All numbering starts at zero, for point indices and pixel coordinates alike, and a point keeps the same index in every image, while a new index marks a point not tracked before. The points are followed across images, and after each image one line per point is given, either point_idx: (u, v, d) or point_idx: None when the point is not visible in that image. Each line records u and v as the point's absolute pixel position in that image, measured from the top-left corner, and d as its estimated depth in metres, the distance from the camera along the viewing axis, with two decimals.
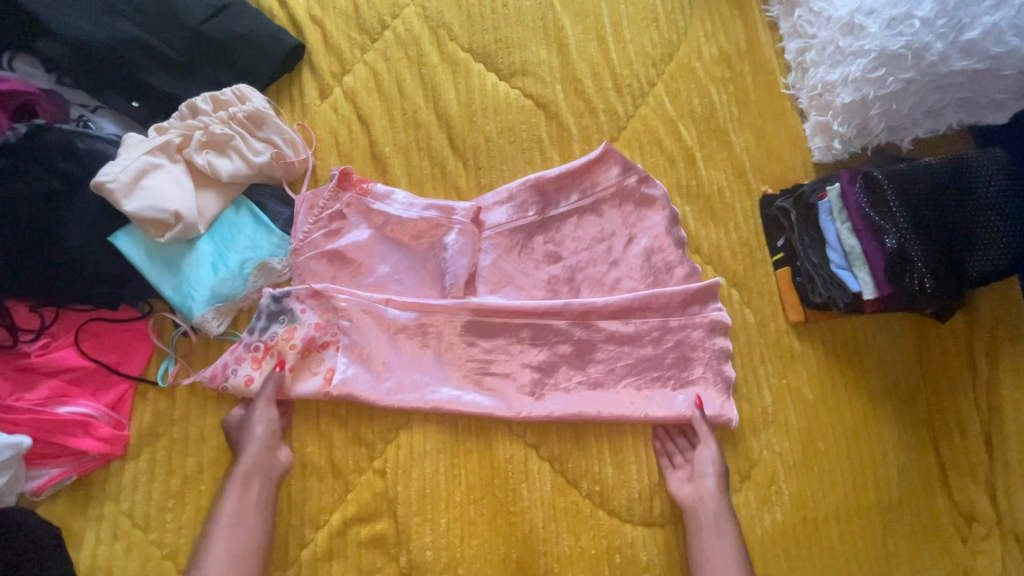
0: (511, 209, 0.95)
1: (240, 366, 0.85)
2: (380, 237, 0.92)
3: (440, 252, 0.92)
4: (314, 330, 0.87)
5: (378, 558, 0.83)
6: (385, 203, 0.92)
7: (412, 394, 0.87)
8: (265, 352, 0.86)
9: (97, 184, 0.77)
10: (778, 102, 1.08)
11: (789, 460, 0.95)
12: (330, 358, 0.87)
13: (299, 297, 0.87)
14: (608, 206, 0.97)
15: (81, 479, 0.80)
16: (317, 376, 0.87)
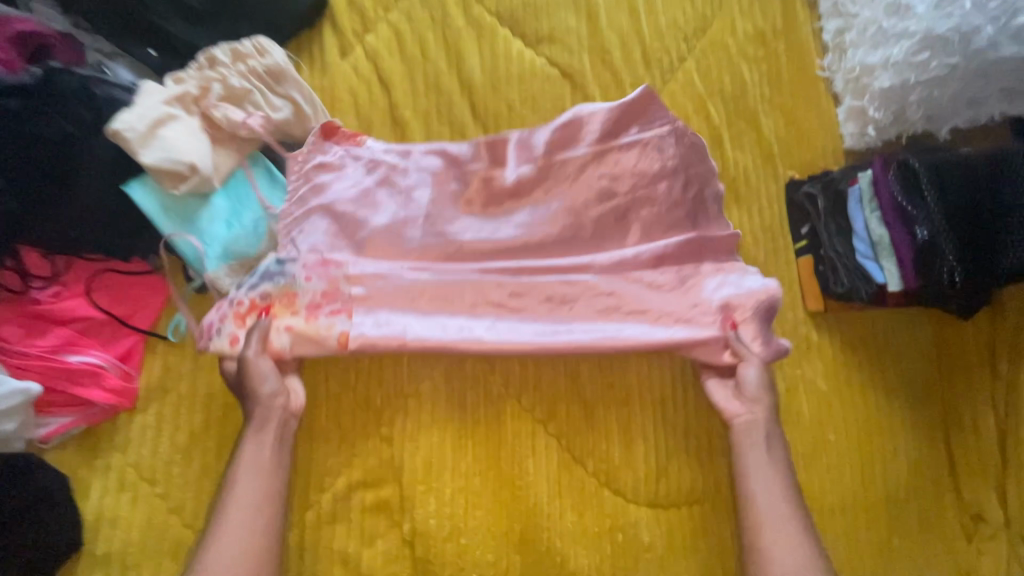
0: (526, 159, 0.88)
1: (224, 324, 0.79)
2: (376, 188, 0.87)
3: (435, 209, 0.87)
4: (318, 297, 0.82)
5: (381, 523, 0.83)
6: (377, 156, 0.88)
7: (395, 325, 0.82)
8: (248, 309, 0.80)
9: (113, 132, 0.76)
10: (813, 84, 1.04)
11: (797, 450, 0.94)
12: (340, 320, 0.82)
13: (305, 262, 0.82)
14: (669, 143, 0.87)
15: (89, 429, 0.80)
16: (329, 339, 0.81)
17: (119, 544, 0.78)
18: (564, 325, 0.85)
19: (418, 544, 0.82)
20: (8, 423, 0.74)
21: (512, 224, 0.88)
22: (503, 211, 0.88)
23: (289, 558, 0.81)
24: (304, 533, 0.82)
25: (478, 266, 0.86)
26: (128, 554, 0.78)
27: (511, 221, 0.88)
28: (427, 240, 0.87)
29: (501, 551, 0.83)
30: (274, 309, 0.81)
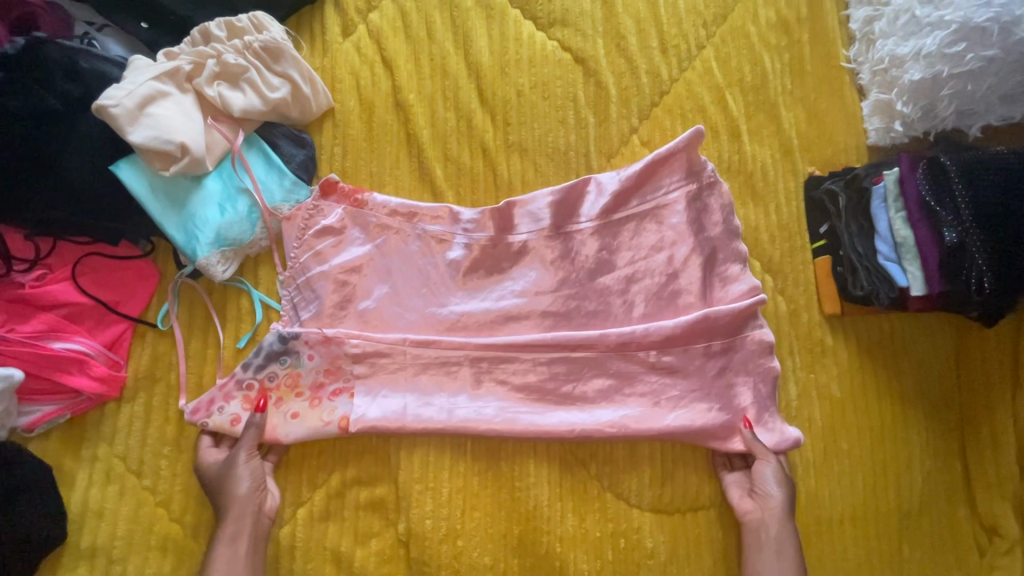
0: (532, 226, 0.89)
1: (228, 403, 0.79)
2: (381, 255, 0.85)
3: (441, 269, 0.87)
4: (323, 377, 0.82)
5: (375, 522, 0.80)
6: (382, 216, 0.86)
7: (394, 405, 0.82)
8: (258, 393, 0.80)
9: (99, 107, 0.72)
10: (836, 76, 1.00)
11: (808, 458, 0.91)
12: (342, 404, 0.81)
13: (307, 341, 0.81)
14: (672, 211, 0.90)
15: (75, 418, 0.78)
16: (331, 424, 0.80)
17: (104, 537, 0.75)
18: (562, 407, 0.85)
19: (413, 545, 0.79)
20: None
21: (516, 288, 0.88)
22: (508, 274, 0.88)
23: (279, 555, 0.79)
24: (294, 532, 0.79)
25: (481, 338, 0.85)
26: (113, 548, 0.75)
27: (517, 283, 0.88)
28: (438, 295, 0.86)
29: (499, 555, 0.80)
30: (282, 395, 0.81)
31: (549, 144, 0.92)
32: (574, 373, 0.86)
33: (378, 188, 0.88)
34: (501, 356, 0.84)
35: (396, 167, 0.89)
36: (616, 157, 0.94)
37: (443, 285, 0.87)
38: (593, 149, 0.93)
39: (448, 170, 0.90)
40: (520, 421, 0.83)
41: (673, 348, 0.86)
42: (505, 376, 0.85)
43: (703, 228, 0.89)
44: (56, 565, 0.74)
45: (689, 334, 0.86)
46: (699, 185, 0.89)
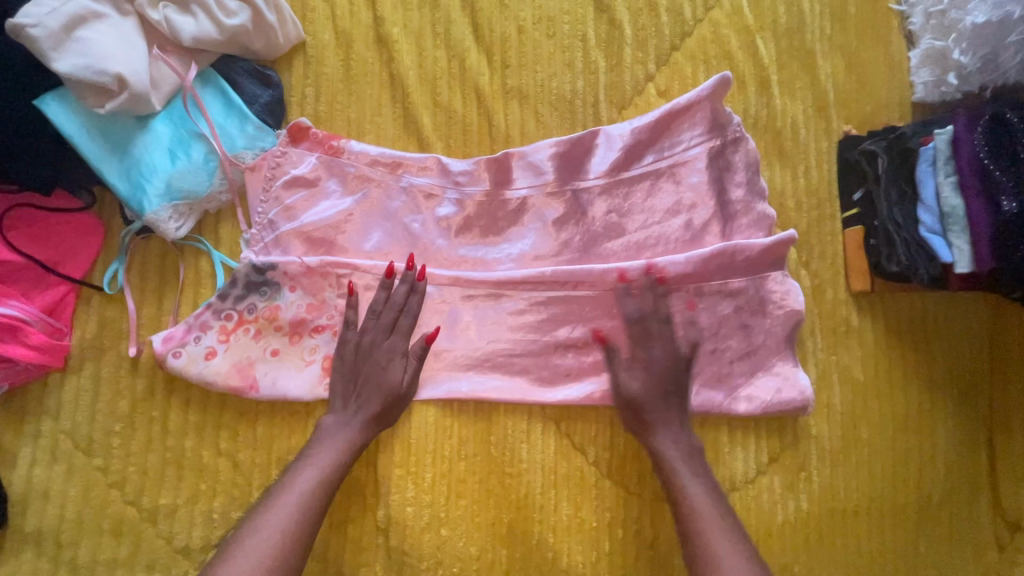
0: (532, 180, 0.78)
1: (203, 335, 0.71)
2: (361, 212, 0.75)
3: (431, 227, 0.77)
4: (305, 312, 0.73)
5: (353, 508, 0.73)
6: (361, 167, 0.75)
7: None
8: (236, 324, 0.72)
9: (15, 28, 0.60)
10: (882, 20, 0.88)
11: (825, 445, 0.82)
12: (325, 346, 0.74)
13: (286, 272, 0.72)
14: (692, 169, 0.79)
15: (14, 391, 0.69)
16: (312, 366, 0.73)
17: (51, 521, 0.68)
18: (561, 384, 0.78)
19: (392, 533, 0.73)
20: None
21: (513, 252, 0.78)
22: (506, 236, 0.79)
23: None
24: None
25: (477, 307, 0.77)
26: (62, 532, 0.68)
27: (514, 247, 0.79)
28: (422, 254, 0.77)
29: (486, 545, 0.74)
30: (261, 328, 0.73)
31: (554, 90, 0.81)
32: (573, 347, 0.79)
33: (357, 136, 0.77)
34: (492, 325, 0.77)
35: (377, 113, 0.78)
36: (629, 108, 0.83)
37: (431, 250, 0.77)
38: (603, 98, 0.82)
39: (437, 118, 0.79)
40: (514, 393, 0.76)
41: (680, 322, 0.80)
42: (492, 345, 0.77)
43: (724, 190, 0.79)
44: (1, 549, 0.68)
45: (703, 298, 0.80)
46: (722, 141, 0.79)
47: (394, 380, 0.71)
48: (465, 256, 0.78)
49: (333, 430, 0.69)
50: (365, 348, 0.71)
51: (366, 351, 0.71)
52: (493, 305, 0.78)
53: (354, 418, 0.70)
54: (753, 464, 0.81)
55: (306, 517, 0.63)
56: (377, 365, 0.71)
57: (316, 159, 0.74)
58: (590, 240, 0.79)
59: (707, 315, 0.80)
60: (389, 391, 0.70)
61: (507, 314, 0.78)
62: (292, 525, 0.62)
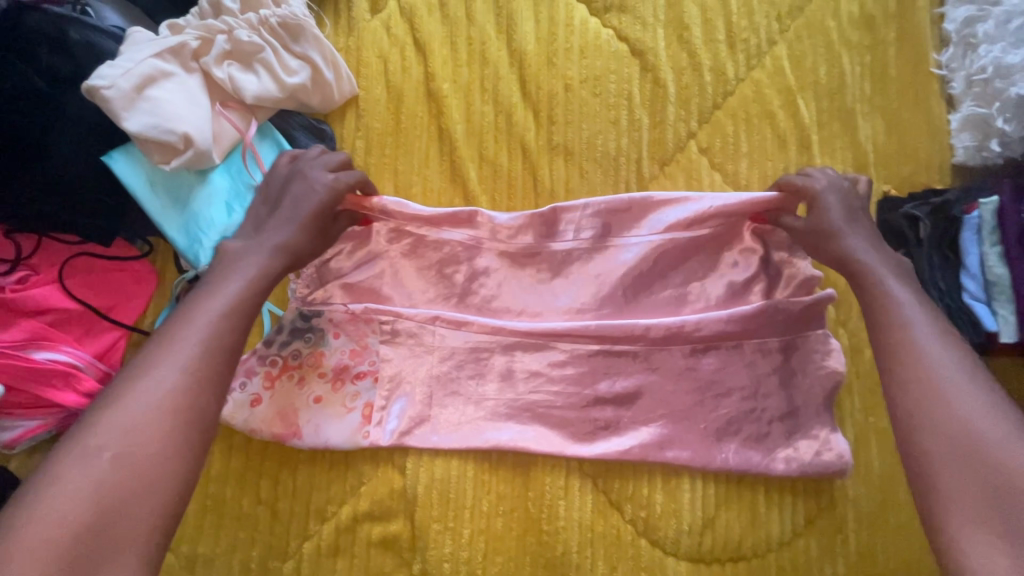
0: (576, 235, 0.78)
1: (250, 381, 0.74)
2: (405, 261, 0.78)
3: (475, 277, 0.79)
4: (348, 358, 0.76)
5: (389, 561, 0.73)
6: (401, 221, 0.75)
7: (418, 425, 0.75)
8: (280, 370, 0.75)
9: (90, 89, 0.62)
10: (922, 83, 0.89)
11: (863, 507, 0.81)
12: (366, 392, 0.76)
13: (332, 318, 0.76)
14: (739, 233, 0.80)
15: (62, 435, 0.69)
16: (354, 413, 0.75)
17: None
18: (601, 439, 0.78)
19: None
20: None
21: (553, 304, 0.80)
22: (548, 286, 0.80)
23: None
24: (299, 568, 0.72)
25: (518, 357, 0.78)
26: None
27: (556, 299, 0.79)
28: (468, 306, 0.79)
29: None
30: (305, 374, 0.75)
31: (598, 147, 0.82)
32: (612, 402, 0.79)
33: (404, 188, 0.79)
34: (533, 377, 0.78)
35: (425, 166, 0.79)
36: (671, 165, 0.84)
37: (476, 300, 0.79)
38: (645, 155, 0.83)
39: (483, 171, 0.80)
40: (551, 447, 0.76)
41: (718, 378, 0.80)
42: (535, 399, 0.78)
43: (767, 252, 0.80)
44: None
45: (741, 355, 0.81)
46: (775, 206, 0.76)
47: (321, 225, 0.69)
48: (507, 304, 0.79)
49: (236, 255, 0.65)
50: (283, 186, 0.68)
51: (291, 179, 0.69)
52: (538, 357, 0.78)
53: (261, 246, 0.66)
54: (790, 526, 0.80)
55: (203, 359, 0.58)
56: (299, 190, 0.69)
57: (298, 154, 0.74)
58: (631, 295, 0.80)
59: (745, 373, 0.80)
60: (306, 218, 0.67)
61: (548, 366, 0.78)
62: (188, 370, 0.57)
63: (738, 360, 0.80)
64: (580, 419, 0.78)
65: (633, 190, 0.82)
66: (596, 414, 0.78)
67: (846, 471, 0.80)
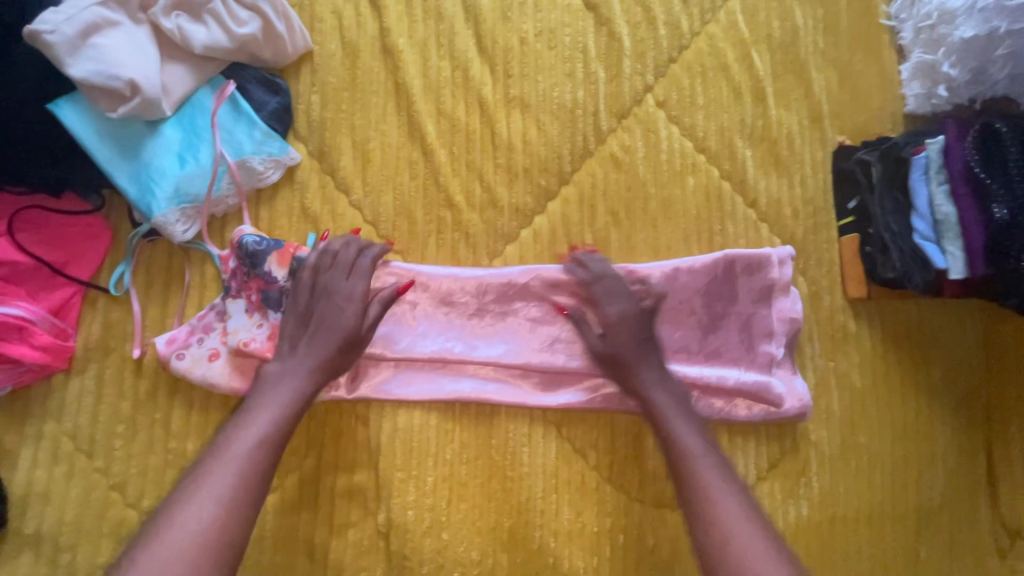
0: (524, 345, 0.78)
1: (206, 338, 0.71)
2: None
3: (420, 307, 0.78)
4: None
5: (353, 512, 0.73)
6: None
7: (382, 378, 0.76)
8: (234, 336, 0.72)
9: (32, 33, 0.62)
10: (873, 35, 0.90)
11: (825, 450, 0.82)
12: None
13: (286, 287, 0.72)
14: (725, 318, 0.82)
15: (17, 392, 0.69)
16: None
17: (51, 523, 0.68)
18: (565, 388, 0.79)
19: (393, 537, 0.73)
20: None
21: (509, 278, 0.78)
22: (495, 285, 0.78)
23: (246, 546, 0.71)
24: (265, 520, 0.72)
25: (477, 307, 0.78)
26: (60, 534, 0.68)
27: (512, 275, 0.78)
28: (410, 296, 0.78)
29: (487, 549, 0.74)
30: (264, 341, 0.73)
31: (554, 100, 0.83)
32: (577, 351, 0.79)
33: (362, 142, 0.79)
34: (495, 330, 0.79)
35: (382, 121, 0.80)
36: (628, 118, 0.85)
37: (433, 293, 0.78)
38: (602, 108, 0.84)
39: (441, 126, 0.81)
40: (512, 395, 0.77)
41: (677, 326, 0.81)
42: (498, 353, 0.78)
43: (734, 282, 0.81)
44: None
45: (693, 298, 0.81)
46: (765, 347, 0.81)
47: (352, 319, 0.68)
48: (452, 293, 0.78)
49: (280, 374, 0.66)
50: (307, 306, 0.69)
51: (321, 291, 0.69)
52: (500, 308, 0.79)
53: (300, 363, 0.67)
54: (753, 470, 0.81)
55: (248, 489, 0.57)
56: (334, 305, 0.69)
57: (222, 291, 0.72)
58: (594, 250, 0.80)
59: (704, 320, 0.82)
60: (336, 345, 0.68)
61: (510, 315, 0.79)
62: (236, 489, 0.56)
63: (691, 301, 0.81)
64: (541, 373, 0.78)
65: (591, 143, 0.83)
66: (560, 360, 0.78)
67: (806, 415, 0.81)
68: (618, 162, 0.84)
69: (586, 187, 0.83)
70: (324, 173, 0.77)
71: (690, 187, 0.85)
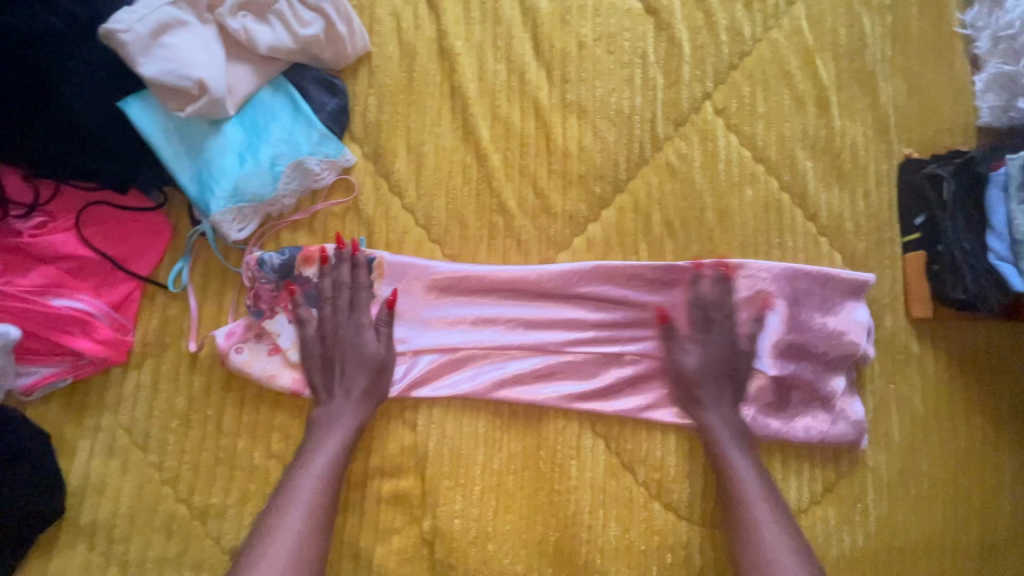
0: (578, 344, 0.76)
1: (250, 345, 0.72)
2: (413, 296, 0.75)
3: (477, 301, 0.76)
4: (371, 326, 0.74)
5: (398, 518, 0.72)
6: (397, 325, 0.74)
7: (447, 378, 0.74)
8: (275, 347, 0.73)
9: (107, 32, 0.63)
10: (945, 43, 0.87)
11: (883, 476, 0.79)
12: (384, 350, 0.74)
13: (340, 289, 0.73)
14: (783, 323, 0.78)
15: (76, 384, 0.71)
16: None
17: (105, 514, 0.69)
18: (620, 398, 0.76)
19: (438, 545, 0.72)
20: None
21: (565, 275, 0.76)
22: (550, 280, 0.76)
23: None
24: None
25: (531, 302, 0.77)
26: (114, 526, 0.69)
27: (566, 273, 0.76)
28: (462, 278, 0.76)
29: (532, 562, 0.72)
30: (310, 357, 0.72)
31: (612, 105, 0.81)
32: (632, 358, 0.77)
33: (416, 145, 0.78)
34: (551, 326, 0.76)
35: (437, 124, 0.79)
36: (685, 125, 0.83)
37: (487, 285, 0.76)
38: (660, 114, 0.82)
39: (496, 130, 0.80)
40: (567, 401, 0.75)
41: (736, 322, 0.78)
42: (558, 341, 0.76)
43: (795, 284, 0.78)
44: (54, 541, 0.69)
45: (749, 311, 0.78)
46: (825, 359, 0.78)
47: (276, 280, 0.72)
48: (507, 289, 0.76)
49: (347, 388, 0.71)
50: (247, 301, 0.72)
51: None
52: (555, 308, 0.77)
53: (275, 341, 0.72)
54: (807, 493, 0.78)
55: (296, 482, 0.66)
56: None
57: (251, 312, 0.72)
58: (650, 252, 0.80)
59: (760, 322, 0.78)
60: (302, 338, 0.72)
61: (563, 314, 0.77)
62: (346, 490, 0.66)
63: (748, 313, 0.78)
64: (597, 372, 0.76)
65: (647, 150, 0.81)
66: (625, 336, 0.77)
67: (862, 441, 0.78)
68: (674, 171, 0.82)
69: (640, 195, 0.81)
70: (378, 175, 0.77)
71: (749, 198, 0.82)
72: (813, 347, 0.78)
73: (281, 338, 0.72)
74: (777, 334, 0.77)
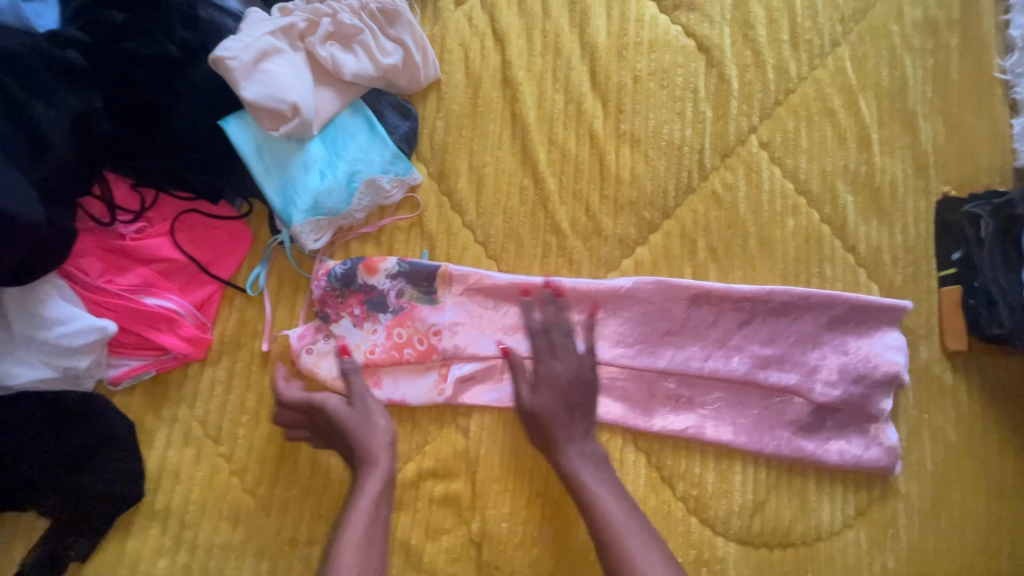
0: (624, 358, 0.80)
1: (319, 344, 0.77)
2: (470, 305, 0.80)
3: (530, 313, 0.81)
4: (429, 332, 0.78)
5: (449, 518, 0.76)
6: (454, 332, 0.79)
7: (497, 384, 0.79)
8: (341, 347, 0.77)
9: (216, 59, 0.70)
10: (984, 87, 0.90)
11: (915, 503, 0.81)
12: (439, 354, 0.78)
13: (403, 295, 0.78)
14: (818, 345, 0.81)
15: (159, 376, 0.76)
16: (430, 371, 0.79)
17: (178, 500, 0.74)
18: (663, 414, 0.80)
19: (485, 547, 0.75)
20: (83, 359, 0.70)
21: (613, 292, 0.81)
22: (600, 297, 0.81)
23: None
24: None
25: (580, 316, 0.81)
26: (185, 512, 0.74)
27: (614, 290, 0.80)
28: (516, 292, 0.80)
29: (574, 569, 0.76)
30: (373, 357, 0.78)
31: (663, 136, 0.86)
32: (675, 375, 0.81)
33: (478, 167, 0.83)
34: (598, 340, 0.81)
35: (497, 148, 0.84)
36: (730, 156, 0.87)
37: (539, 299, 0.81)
38: (708, 146, 0.87)
39: (553, 155, 0.85)
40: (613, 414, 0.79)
41: (774, 343, 0.81)
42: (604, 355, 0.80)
43: (830, 308, 0.82)
44: (130, 523, 0.73)
45: (787, 333, 0.82)
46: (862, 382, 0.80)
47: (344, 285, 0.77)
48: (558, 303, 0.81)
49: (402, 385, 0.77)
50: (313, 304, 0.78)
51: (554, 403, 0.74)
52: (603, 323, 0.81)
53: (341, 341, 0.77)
54: (840, 516, 0.80)
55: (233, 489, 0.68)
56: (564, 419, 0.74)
57: (319, 316, 0.78)
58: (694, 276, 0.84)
59: (796, 343, 0.81)
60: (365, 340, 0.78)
61: (609, 329, 0.81)
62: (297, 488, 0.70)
63: (786, 334, 0.82)
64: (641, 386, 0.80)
65: (694, 179, 0.86)
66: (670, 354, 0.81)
67: (896, 467, 0.81)
68: (719, 200, 0.86)
69: (687, 222, 0.85)
70: (442, 194, 0.82)
71: (790, 228, 0.86)
72: (849, 370, 0.81)
73: (347, 337, 0.77)
74: (814, 356, 0.81)
